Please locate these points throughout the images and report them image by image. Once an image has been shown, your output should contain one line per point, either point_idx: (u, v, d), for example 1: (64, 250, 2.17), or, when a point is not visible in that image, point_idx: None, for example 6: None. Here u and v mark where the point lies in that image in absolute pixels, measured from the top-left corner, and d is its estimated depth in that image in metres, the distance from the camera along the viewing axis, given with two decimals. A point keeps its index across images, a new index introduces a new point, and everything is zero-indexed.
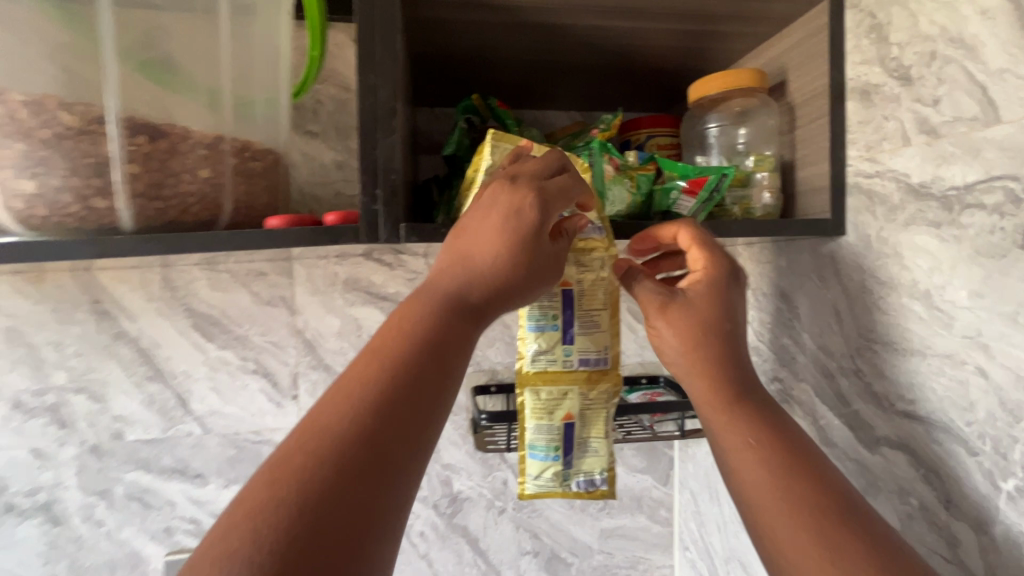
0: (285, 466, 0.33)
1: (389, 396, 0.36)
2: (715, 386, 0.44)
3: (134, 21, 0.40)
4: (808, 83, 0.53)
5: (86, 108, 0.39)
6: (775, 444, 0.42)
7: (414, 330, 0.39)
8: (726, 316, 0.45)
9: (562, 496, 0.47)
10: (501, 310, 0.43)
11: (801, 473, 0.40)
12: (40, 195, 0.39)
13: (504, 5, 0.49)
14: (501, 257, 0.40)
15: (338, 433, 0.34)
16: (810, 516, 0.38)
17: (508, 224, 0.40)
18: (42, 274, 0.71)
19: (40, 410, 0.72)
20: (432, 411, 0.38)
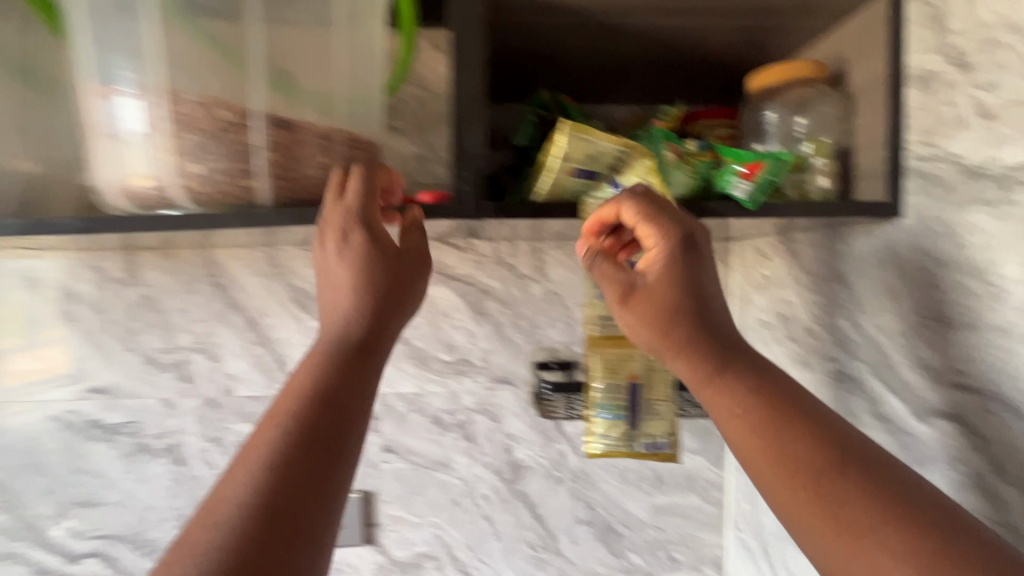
0: (202, 531, 0.40)
1: (283, 439, 0.44)
2: (694, 360, 0.47)
3: (275, 36, 0.50)
4: (865, 72, 0.55)
5: (239, 106, 0.49)
6: (748, 413, 0.44)
7: (296, 383, 0.47)
8: (692, 286, 0.47)
9: (629, 458, 0.55)
10: (374, 343, 0.50)
11: (778, 435, 0.42)
12: (203, 175, 0.49)
13: (576, 9, 0.55)
14: (350, 295, 0.49)
15: (236, 494, 0.41)
16: (796, 479, 0.40)
17: (348, 259, 0.49)
18: (172, 251, 0.84)
19: (169, 365, 0.84)
20: (321, 438, 0.45)
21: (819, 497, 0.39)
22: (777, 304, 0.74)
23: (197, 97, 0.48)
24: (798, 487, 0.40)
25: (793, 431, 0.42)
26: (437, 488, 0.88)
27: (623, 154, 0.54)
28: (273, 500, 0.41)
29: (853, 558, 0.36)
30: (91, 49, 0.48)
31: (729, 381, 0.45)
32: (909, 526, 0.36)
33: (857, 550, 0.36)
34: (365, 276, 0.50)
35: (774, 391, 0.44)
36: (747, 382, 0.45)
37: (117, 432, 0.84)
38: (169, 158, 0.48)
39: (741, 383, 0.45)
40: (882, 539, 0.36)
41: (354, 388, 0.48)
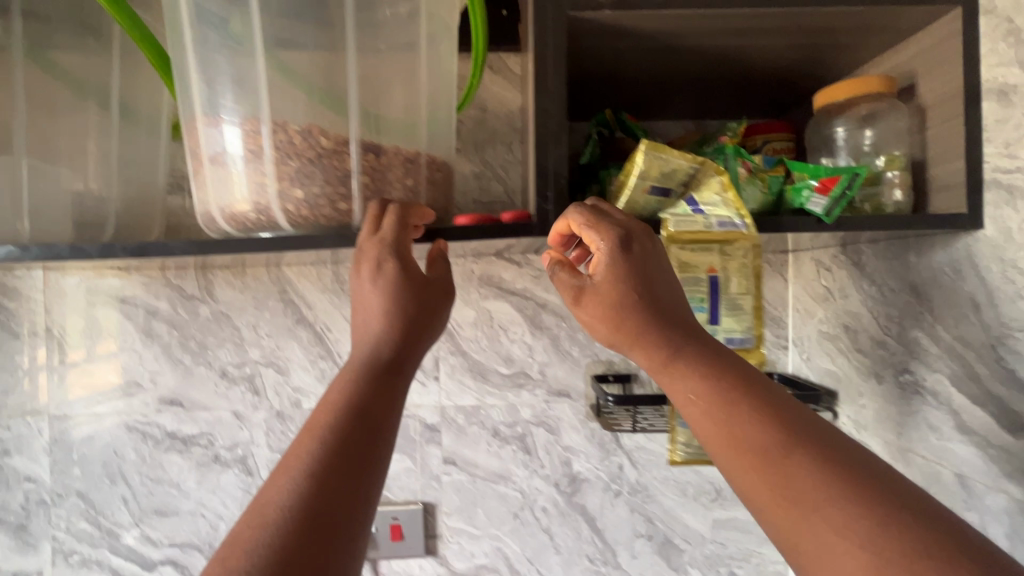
0: (248, 537, 0.41)
1: (323, 447, 0.45)
2: (647, 350, 0.48)
3: (368, 64, 0.52)
4: (938, 86, 0.56)
5: (337, 134, 0.52)
6: (695, 398, 0.44)
7: (334, 395, 0.49)
8: (637, 280, 0.48)
9: (705, 462, 0.61)
10: (408, 362, 0.53)
11: (724, 417, 0.42)
12: (306, 200, 0.52)
13: (648, 32, 0.57)
14: (381, 318, 0.52)
15: (280, 501, 0.42)
16: (745, 461, 0.40)
17: (378, 288, 0.52)
18: (244, 269, 0.88)
19: (240, 379, 0.88)
20: (366, 449, 0.46)
21: (769, 477, 0.39)
22: (842, 315, 0.74)
23: (300, 126, 0.51)
24: (746, 469, 0.40)
25: (737, 412, 0.42)
26: (497, 500, 0.89)
27: (696, 170, 0.54)
28: (315, 504, 0.42)
29: (801, 537, 0.37)
30: (201, 86, 0.52)
31: (677, 366, 0.46)
32: (853, 503, 0.36)
33: (804, 529, 0.37)
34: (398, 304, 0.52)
35: (723, 371, 0.45)
36: (694, 365, 0.45)
37: (192, 444, 0.88)
38: (273, 183, 0.51)
39: (688, 367, 0.45)
40: (827, 517, 0.36)
41: (385, 402, 0.50)
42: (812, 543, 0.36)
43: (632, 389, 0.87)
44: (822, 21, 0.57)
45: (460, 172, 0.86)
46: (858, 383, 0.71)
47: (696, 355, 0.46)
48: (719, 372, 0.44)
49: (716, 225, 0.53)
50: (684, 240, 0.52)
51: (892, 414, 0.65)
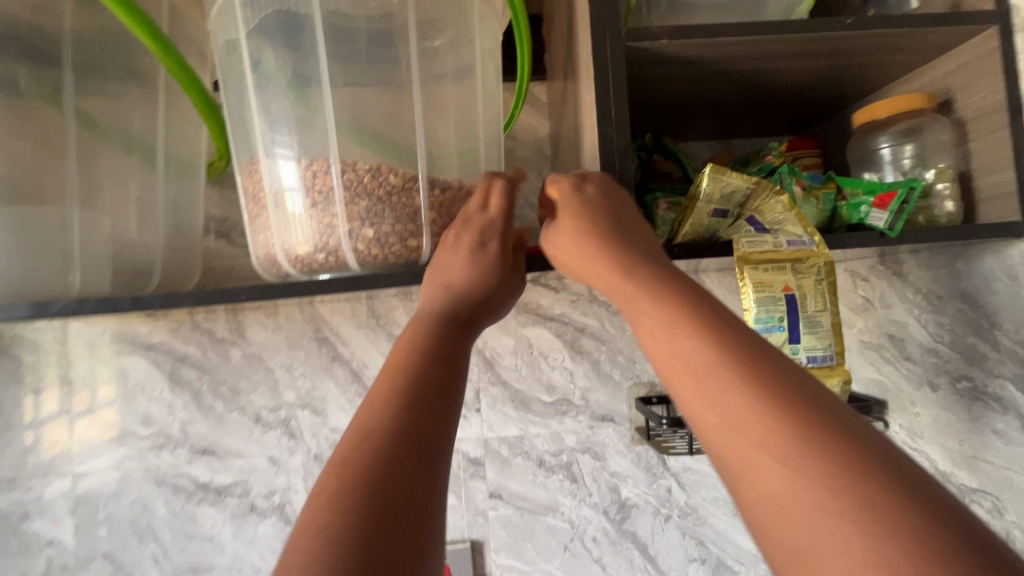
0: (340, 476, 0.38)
1: (410, 382, 0.44)
2: (604, 277, 0.47)
3: (431, 101, 0.53)
4: (978, 101, 0.58)
5: (405, 171, 0.52)
6: (649, 321, 0.43)
7: (418, 338, 0.48)
8: (591, 209, 0.50)
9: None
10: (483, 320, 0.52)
11: (674, 339, 0.40)
12: (377, 239, 0.51)
13: (697, 58, 0.59)
14: (476, 275, 0.50)
15: (376, 430, 0.40)
16: (691, 379, 0.39)
17: (477, 253, 0.51)
18: (276, 309, 0.86)
19: (276, 423, 0.85)
20: (449, 389, 0.45)
21: (717, 395, 0.37)
22: (885, 325, 0.73)
23: (369, 165, 0.51)
24: (694, 388, 0.38)
25: (689, 334, 0.40)
26: (546, 533, 0.87)
27: (751, 191, 0.55)
28: (411, 436, 0.40)
29: (732, 455, 0.35)
30: (263, 129, 0.52)
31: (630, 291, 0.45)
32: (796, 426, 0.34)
33: (737, 448, 0.35)
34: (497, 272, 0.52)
35: (680, 297, 0.43)
36: (649, 289, 0.44)
37: (225, 494, 0.84)
38: (343, 224, 0.51)
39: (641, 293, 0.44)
40: (759, 438, 0.34)
41: (454, 354, 0.48)
42: (743, 460, 0.34)
43: None
44: (861, 44, 0.59)
45: None
46: (908, 390, 0.71)
47: (651, 281, 0.45)
48: (675, 298, 0.43)
49: (785, 244, 0.53)
50: (758, 261, 0.53)
51: (952, 420, 0.66)
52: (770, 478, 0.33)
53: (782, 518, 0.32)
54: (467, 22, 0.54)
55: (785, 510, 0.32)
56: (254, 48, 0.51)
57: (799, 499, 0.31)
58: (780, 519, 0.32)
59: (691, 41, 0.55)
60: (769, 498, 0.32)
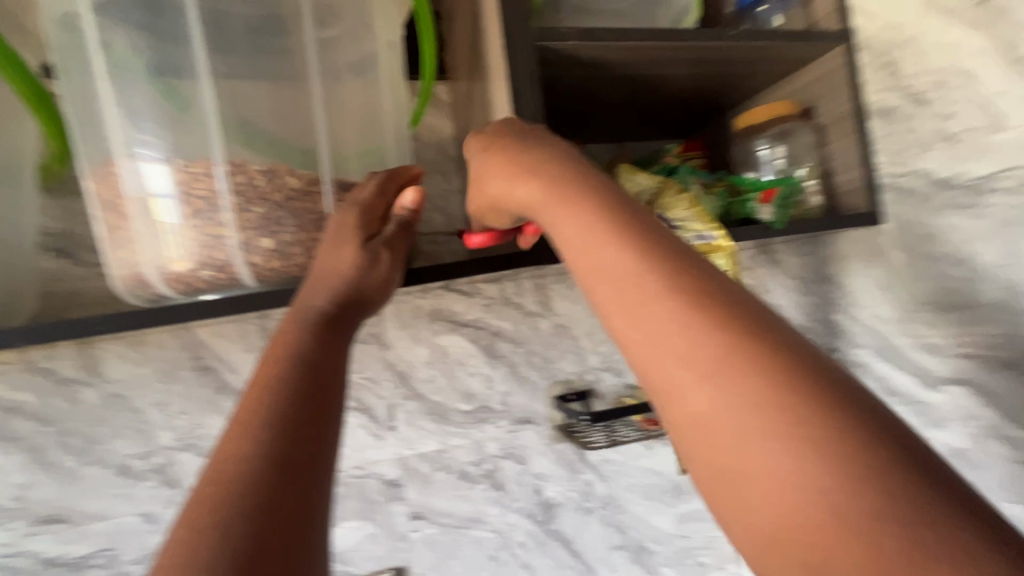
0: (224, 472, 0.34)
1: (282, 384, 0.38)
2: (522, 191, 0.45)
3: (335, 96, 0.47)
4: (834, 109, 0.67)
5: (306, 173, 0.46)
6: (575, 248, 0.40)
7: (293, 342, 0.41)
8: (519, 146, 0.47)
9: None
10: (361, 312, 0.46)
11: (611, 270, 0.38)
12: (277, 250, 0.44)
13: (602, 62, 0.60)
14: (343, 263, 0.45)
15: (251, 444, 0.35)
16: (624, 313, 0.36)
17: (343, 232, 0.46)
18: (142, 337, 0.72)
19: (148, 472, 0.72)
20: (327, 386, 0.40)
21: (654, 333, 0.34)
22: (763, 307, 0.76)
23: (262, 166, 0.44)
24: (629, 322, 0.36)
25: (624, 263, 0.37)
26: (472, 546, 0.84)
27: (657, 192, 0.59)
28: (287, 438, 0.36)
29: (672, 397, 0.33)
30: (120, 123, 0.43)
31: (549, 212, 0.43)
32: (732, 350, 0.32)
33: (678, 387, 0.33)
34: (370, 257, 0.47)
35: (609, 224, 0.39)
36: (577, 212, 0.41)
37: (85, 566, 0.70)
38: (235, 233, 0.43)
39: (568, 217, 0.41)
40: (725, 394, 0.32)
41: (334, 353, 0.42)
42: (679, 398, 0.33)
43: (593, 404, 0.89)
44: (740, 55, 0.65)
45: None
46: None
47: (579, 201, 0.41)
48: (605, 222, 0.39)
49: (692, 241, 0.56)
50: None
51: None
52: (710, 416, 0.32)
53: (721, 451, 0.31)
54: (370, 11, 0.49)
55: (740, 465, 0.30)
56: (103, 25, 0.42)
57: (756, 462, 0.30)
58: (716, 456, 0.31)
59: (597, 44, 0.56)
60: (708, 437, 0.32)
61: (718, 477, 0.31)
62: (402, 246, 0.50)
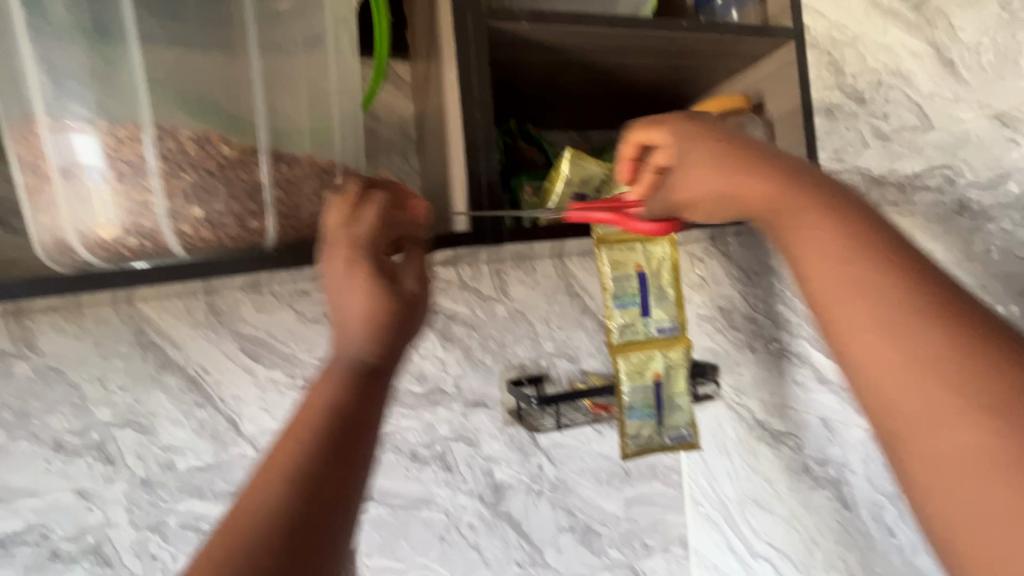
0: (237, 522, 0.31)
1: (305, 450, 0.33)
2: (706, 188, 0.42)
3: (274, 64, 0.46)
4: (784, 105, 0.68)
5: (241, 142, 0.44)
6: (801, 250, 0.37)
7: (323, 401, 0.36)
8: (712, 140, 0.44)
9: (659, 450, 0.62)
10: (394, 363, 0.40)
11: (851, 274, 0.34)
12: (208, 220, 0.43)
13: (557, 46, 0.60)
14: (368, 302, 0.39)
15: (255, 522, 0.31)
16: (863, 317, 0.33)
17: (358, 269, 0.40)
18: (81, 310, 0.70)
19: (85, 449, 0.70)
20: (344, 461, 0.34)
21: (902, 343, 0.32)
22: (716, 299, 0.83)
23: (194, 132, 0.43)
24: (856, 324, 0.33)
25: (870, 274, 0.34)
26: (421, 526, 0.85)
27: (610, 176, 0.59)
28: (292, 521, 0.31)
29: (898, 405, 0.31)
30: (41, 80, 0.41)
31: (778, 209, 0.39)
32: (1012, 389, 0.29)
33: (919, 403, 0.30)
34: (394, 295, 0.40)
35: (836, 229, 0.36)
36: (818, 217, 0.37)
37: (14, 543, 0.68)
38: (162, 201, 0.42)
39: (805, 219, 0.37)
40: (978, 416, 0.29)
41: (363, 417, 0.36)
42: (909, 411, 0.31)
43: (545, 389, 0.90)
44: (696, 46, 0.65)
45: None
46: (733, 355, 0.82)
47: (821, 207, 0.37)
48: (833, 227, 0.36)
49: None
50: (614, 241, 0.56)
51: (768, 377, 0.78)
52: (951, 439, 0.29)
53: (955, 477, 0.29)
54: None
55: (989, 493, 0.28)
56: None
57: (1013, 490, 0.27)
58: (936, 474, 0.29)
59: (550, 26, 0.56)
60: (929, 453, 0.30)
61: (965, 519, 0.28)
62: (423, 283, 0.43)
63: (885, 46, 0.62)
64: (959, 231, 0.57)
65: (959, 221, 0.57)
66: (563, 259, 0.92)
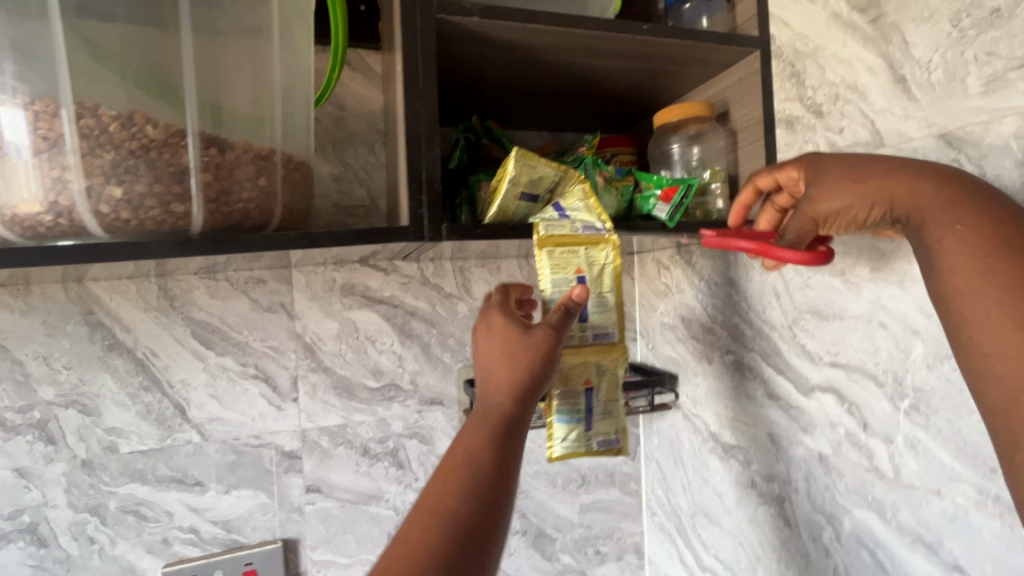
0: (431, 506, 0.45)
1: (468, 475, 0.46)
2: (856, 211, 0.46)
3: (208, 47, 0.46)
4: (746, 114, 0.67)
5: (167, 124, 0.44)
6: (947, 262, 0.40)
7: (475, 440, 0.49)
8: (848, 168, 0.47)
9: (584, 455, 0.57)
10: (525, 414, 0.51)
11: (980, 278, 0.38)
12: (127, 201, 0.42)
13: (515, 43, 0.59)
14: (505, 362, 0.51)
15: (435, 525, 0.43)
16: (987, 310, 0.37)
17: (496, 336, 0.53)
18: (29, 287, 0.69)
19: (25, 427, 0.69)
20: (495, 490, 0.46)
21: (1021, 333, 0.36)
22: (679, 307, 0.85)
23: (116, 112, 0.42)
24: (979, 316, 0.38)
25: (1004, 277, 0.37)
26: (368, 522, 0.84)
27: (561, 178, 0.58)
28: (462, 527, 0.43)
29: (998, 379, 0.36)
30: None
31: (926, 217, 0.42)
32: None
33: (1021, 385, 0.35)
34: (528, 356, 0.51)
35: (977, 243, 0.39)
36: (959, 227, 0.40)
37: None
38: (79, 179, 0.41)
39: (945, 227, 0.41)
40: None
41: (505, 457, 0.48)
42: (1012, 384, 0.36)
43: None
44: (661, 50, 0.64)
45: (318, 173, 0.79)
46: (694, 365, 0.82)
47: (965, 219, 0.40)
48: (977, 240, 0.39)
49: (580, 230, 0.56)
50: (555, 244, 0.55)
51: (722, 390, 0.76)
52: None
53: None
54: None
55: None
56: None
57: None
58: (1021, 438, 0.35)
59: (504, 22, 0.55)
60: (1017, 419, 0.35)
61: None
62: (555, 338, 0.52)
63: (845, 59, 0.55)
64: (905, 256, 0.50)
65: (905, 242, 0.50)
66: (530, 260, 0.91)
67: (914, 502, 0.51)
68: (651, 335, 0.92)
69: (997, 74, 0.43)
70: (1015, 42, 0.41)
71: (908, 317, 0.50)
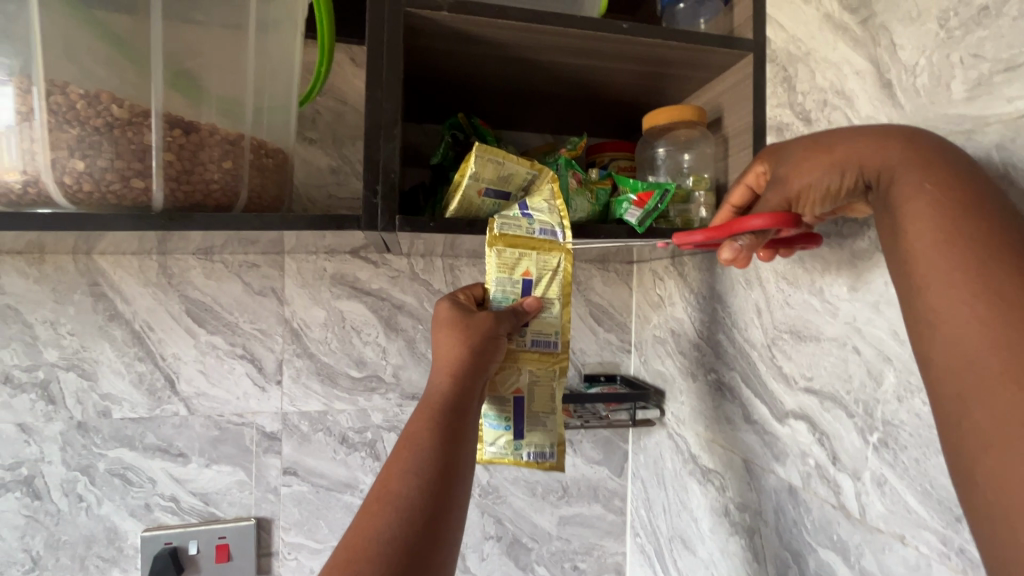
0: (387, 494, 0.43)
1: (423, 458, 0.45)
2: (827, 178, 0.42)
3: (181, 34, 0.49)
4: (738, 121, 0.64)
5: (132, 104, 0.46)
6: (909, 212, 0.37)
7: (425, 425, 0.48)
8: (809, 142, 0.44)
9: (514, 465, 0.55)
10: (473, 399, 0.50)
11: (931, 226, 0.35)
12: (89, 173, 0.45)
13: (493, 40, 0.59)
14: (454, 349, 0.51)
15: (394, 513, 0.42)
16: (943, 270, 0.33)
17: (440, 326, 0.54)
18: (43, 256, 0.74)
19: (30, 385, 0.75)
20: (452, 472, 0.46)
21: (981, 294, 0.32)
22: (669, 320, 0.81)
23: (85, 91, 0.45)
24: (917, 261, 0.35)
25: (967, 239, 0.33)
26: (341, 510, 0.85)
27: (534, 176, 0.56)
28: (421, 510, 0.42)
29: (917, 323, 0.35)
30: None
31: (899, 178, 0.38)
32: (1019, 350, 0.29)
33: (974, 353, 0.31)
34: (474, 343, 0.51)
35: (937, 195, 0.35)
36: (929, 185, 0.36)
37: None
38: (46, 152, 0.45)
39: (914, 186, 0.37)
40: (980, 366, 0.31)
41: (456, 440, 0.47)
42: (963, 352, 0.32)
43: None
44: (651, 53, 0.62)
45: (315, 164, 0.81)
46: (680, 383, 0.79)
47: (933, 177, 0.36)
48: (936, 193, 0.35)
49: (537, 232, 0.55)
50: (507, 244, 0.55)
51: (702, 409, 0.73)
52: (996, 381, 0.30)
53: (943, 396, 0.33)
54: None
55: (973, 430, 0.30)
56: None
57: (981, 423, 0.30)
58: (968, 412, 0.31)
59: (475, 18, 0.55)
60: (968, 391, 0.31)
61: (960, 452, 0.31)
62: (503, 326, 0.53)
63: (833, 63, 0.51)
64: (881, 275, 0.46)
65: (882, 260, 0.45)
66: None
67: (878, 546, 0.46)
68: (642, 347, 0.89)
69: (982, 79, 0.39)
70: (1001, 44, 0.37)
71: (881, 343, 0.46)
